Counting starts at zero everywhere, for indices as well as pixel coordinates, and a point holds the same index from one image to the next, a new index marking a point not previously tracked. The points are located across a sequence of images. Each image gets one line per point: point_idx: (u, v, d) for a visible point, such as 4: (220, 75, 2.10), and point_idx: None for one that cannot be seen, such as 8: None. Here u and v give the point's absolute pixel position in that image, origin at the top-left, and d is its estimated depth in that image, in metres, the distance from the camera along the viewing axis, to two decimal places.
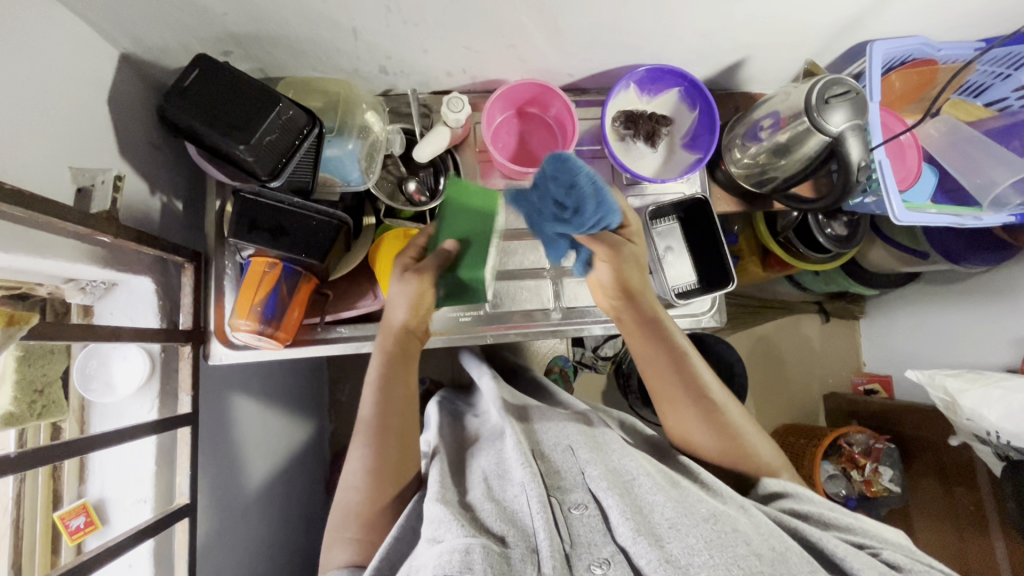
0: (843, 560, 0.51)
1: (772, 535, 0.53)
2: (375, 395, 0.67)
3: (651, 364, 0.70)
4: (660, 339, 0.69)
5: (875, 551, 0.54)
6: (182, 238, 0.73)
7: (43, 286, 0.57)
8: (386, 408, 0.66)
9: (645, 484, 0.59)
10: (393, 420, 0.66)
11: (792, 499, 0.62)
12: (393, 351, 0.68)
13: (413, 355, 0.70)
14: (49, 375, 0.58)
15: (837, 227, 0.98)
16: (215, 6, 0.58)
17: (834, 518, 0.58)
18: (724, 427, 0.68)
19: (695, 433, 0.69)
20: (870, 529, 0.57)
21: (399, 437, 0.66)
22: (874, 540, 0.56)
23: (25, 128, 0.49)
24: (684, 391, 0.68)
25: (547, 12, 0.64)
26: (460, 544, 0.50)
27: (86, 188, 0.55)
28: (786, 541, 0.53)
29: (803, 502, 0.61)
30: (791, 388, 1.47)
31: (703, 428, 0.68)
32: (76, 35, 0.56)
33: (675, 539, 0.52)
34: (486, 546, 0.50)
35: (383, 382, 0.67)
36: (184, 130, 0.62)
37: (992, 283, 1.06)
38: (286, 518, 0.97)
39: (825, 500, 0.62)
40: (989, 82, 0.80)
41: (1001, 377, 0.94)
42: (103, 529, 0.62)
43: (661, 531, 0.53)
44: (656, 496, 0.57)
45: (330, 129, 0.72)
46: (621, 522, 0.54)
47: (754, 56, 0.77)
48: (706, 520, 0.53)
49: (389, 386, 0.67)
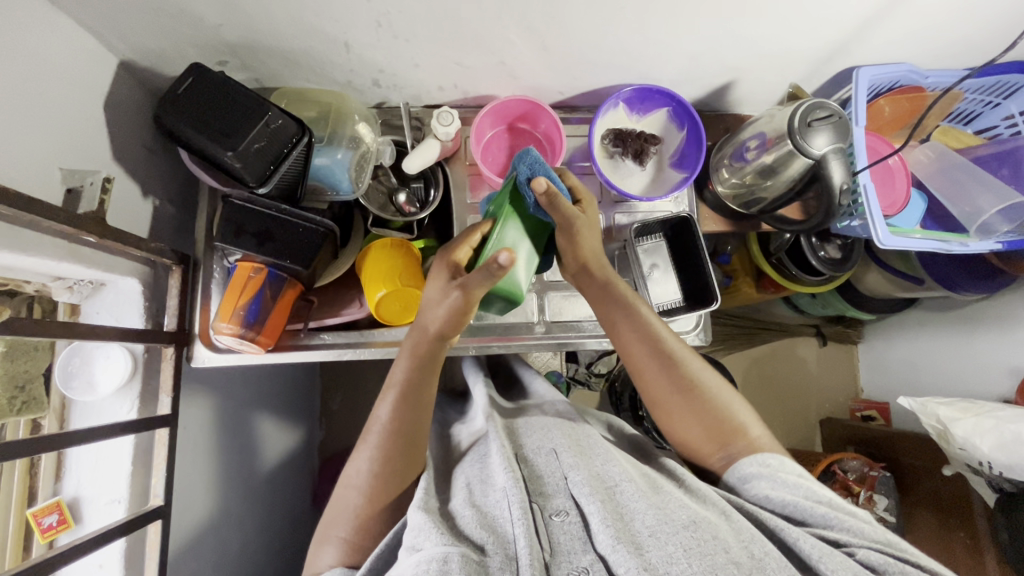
0: (818, 561, 0.51)
1: (752, 541, 0.53)
2: (393, 399, 0.66)
3: (630, 341, 0.70)
4: (641, 320, 0.69)
5: (850, 550, 0.53)
6: (171, 240, 0.74)
7: (30, 283, 0.57)
8: (402, 411, 0.65)
9: (627, 491, 0.57)
10: (404, 423, 0.65)
11: (768, 482, 0.61)
12: (423, 356, 0.65)
13: (440, 361, 0.67)
14: (31, 372, 0.60)
15: (830, 249, 0.97)
16: (211, 16, 0.60)
17: (810, 511, 0.57)
18: (700, 397, 0.68)
19: (669, 406, 0.69)
20: (847, 522, 0.56)
21: (410, 439, 0.65)
22: (850, 534, 0.55)
23: (20, 129, 0.51)
24: (660, 367, 0.69)
25: (534, 31, 0.65)
26: (437, 553, 0.49)
27: (76, 189, 0.57)
28: (766, 546, 0.52)
29: (780, 489, 0.60)
30: (788, 411, 1.45)
31: (681, 400, 0.68)
32: (76, 41, 0.58)
33: (655, 548, 0.51)
34: (465, 555, 0.50)
35: (403, 384, 0.66)
36: (176, 136, 0.64)
37: (989, 311, 1.04)
38: (269, 526, 0.96)
39: (803, 485, 0.61)
40: (978, 110, 0.82)
41: (993, 407, 0.92)
42: (76, 528, 0.63)
43: (642, 539, 0.52)
44: (638, 503, 0.56)
45: (320, 139, 0.73)
46: (601, 529, 0.53)
47: (742, 79, 0.78)
48: (686, 528, 0.52)
49: (409, 393, 0.66)
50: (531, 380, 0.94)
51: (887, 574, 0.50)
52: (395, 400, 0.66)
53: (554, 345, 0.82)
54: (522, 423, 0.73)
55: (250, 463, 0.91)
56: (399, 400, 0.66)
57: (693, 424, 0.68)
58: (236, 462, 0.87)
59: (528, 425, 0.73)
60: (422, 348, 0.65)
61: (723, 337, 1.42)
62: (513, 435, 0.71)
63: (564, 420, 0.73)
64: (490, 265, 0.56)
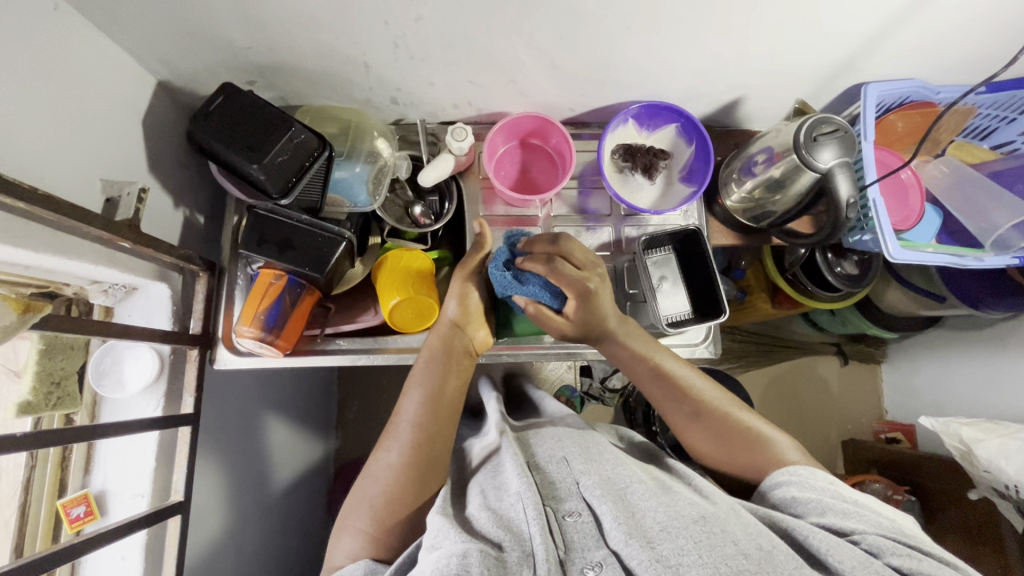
0: (826, 554, 0.50)
1: (761, 535, 0.52)
2: (420, 394, 0.69)
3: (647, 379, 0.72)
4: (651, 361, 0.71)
5: (858, 538, 0.53)
6: (198, 249, 0.79)
7: (70, 286, 0.61)
8: (429, 407, 0.68)
9: (637, 492, 0.58)
10: (431, 419, 0.67)
11: (796, 486, 0.61)
12: (439, 350, 0.71)
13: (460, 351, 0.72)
14: (66, 369, 0.63)
15: (847, 265, 0.96)
16: (240, 39, 0.64)
17: (831, 506, 0.57)
18: (721, 430, 0.69)
19: (694, 438, 0.70)
20: (864, 516, 0.55)
21: (437, 437, 0.67)
22: (866, 525, 0.54)
23: (65, 141, 0.56)
24: (682, 406, 0.70)
25: (543, 49, 0.68)
26: (456, 549, 0.50)
27: (114, 198, 0.61)
28: (774, 540, 0.52)
29: (808, 491, 0.60)
30: (809, 432, 1.41)
31: (704, 434, 0.69)
32: (118, 63, 0.63)
33: (665, 541, 0.51)
34: (484, 550, 0.50)
35: (428, 382, 0.69)
36: (207, 150, 0.68)
37: (1017, 331, 1.01)
38: (284, 531, 0.98)
39: (831, 487, 0.60)
40: (994, 125, 0.81)
41: (1019, 428, 0.89)
42: (101, 519, 0.66)
43: (652, 534, 0.52)
44: (648, 502, 0.56)
45: (340, 153, 0.77)
46: (613, 526, 0.53)
47: (750, 95, 0.79)
48: (696, 522, 0.52)
49: (434, 388, 0.69)
50: (543, 400, 0.93)
51: (895, 558, 0.50)
52: (423, 396, 0.68)
53: (563, 354, 0.83)
54: (534, 433, 0.74)
55: (268, 467, 0.93)
56: (427, 398, 0.68)
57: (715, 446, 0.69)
58: (256, 464, 0.90)
59: (538, 435, 0.73)
60: (441, 340, 0.72)
61: (739, 353, 1.41)
62: (524, 446, 0.71)
63: (576, 429, 0.73)
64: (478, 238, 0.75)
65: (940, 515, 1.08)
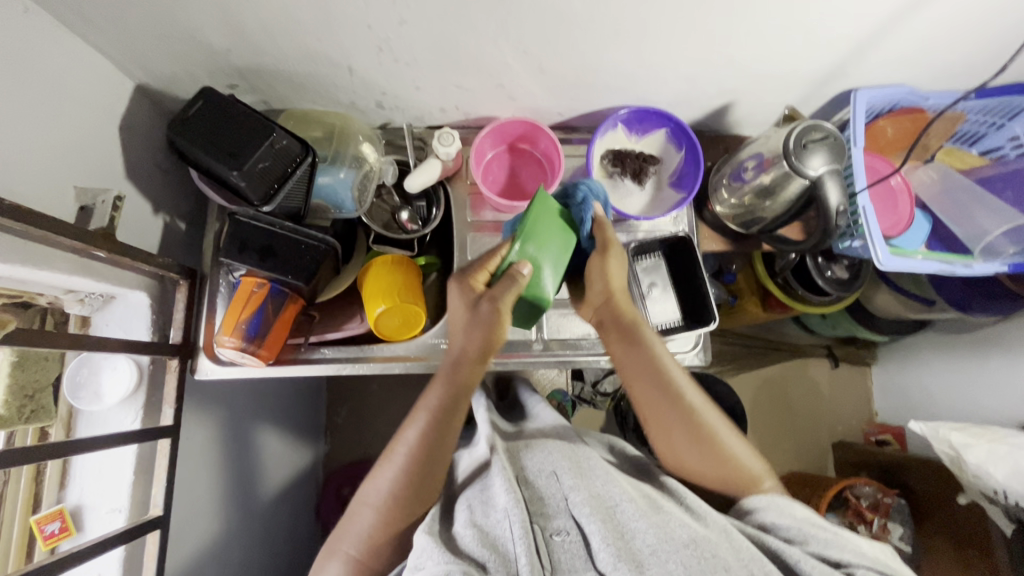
0: None
1: (752, 560, 0.51)
2: (422, 425, 0.65)
3: (642, 391, 0.69)
4: (652, 364, 0.69)
5: (851, 570, 0.52)
6: (179, 256, 0.77)
7: (44, 295, 0.60)
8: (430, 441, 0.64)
9: (627, 511, 0.56)
10: (431, 451, 0.64)
11: (774, 512, 0.60)
12: (454, 383, 0.66)
13: (473, 385, 0.67)
14: (40, 381, 0.62)
15: (836, 269, 0.96)
16: (220, 42, 0.62)
17: (813, 535, 0.56)
18: (714, 451, 0.66)
19: (680, 451, 0.68)
20: (846, 546, 0.55)
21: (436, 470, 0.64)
22: (851, 556, 0.54)
23: (36, 148, 0.54)
24: (672, 415, 0.68)
25: (530, 53, 0.67)
26: (439, 573, 0.49)
27: (88, 206, 0.60)
28: (766, 566, 0.50)
29: (786, 518, 0.59)
30: (800, 435, 1.41)
31: (694, 452, 0.67)
32: (93, 67, 0.61)
33: (655, 565, 0.51)
34: (468, 573, 0.49)
35: (435, 416, 0.65)
36: (186, 155, 0.67)
37: (1005, 334, 1.01)
38: (271, 540, 0.96)
39: (808, 516, 0.60)
40: (983, 131, 0.80)
41: (1008, 433, 0.88)
42: (76, 535, 0.64)
43: (643, 557, 0.51)
44: (639, 522, 0.55)
45: (324, 158, 0.76)
46: (602, 547, 0.52)
47: (740, 100, 0.78)
48: (686, 546, 0.52)
49: (441, 423, 0.65)
50: (532, 405, 0.92)
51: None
52: (425, 429, 0.65)
53: (552, 362, 0.82)
54: (524, 445, 0.72)
55: (252, 476, 0.91)
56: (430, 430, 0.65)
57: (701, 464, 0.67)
58: (240, 474, 0.88)
59: (528, 447, 0.71)
60: (454, 374, 0.66)
61: (731, 356, 1.41)
62: (514, 458, 0.69)
63: (566, 442, 0.70)
64: (514, 274, 0.65)
65: (930, 518, 1.09)
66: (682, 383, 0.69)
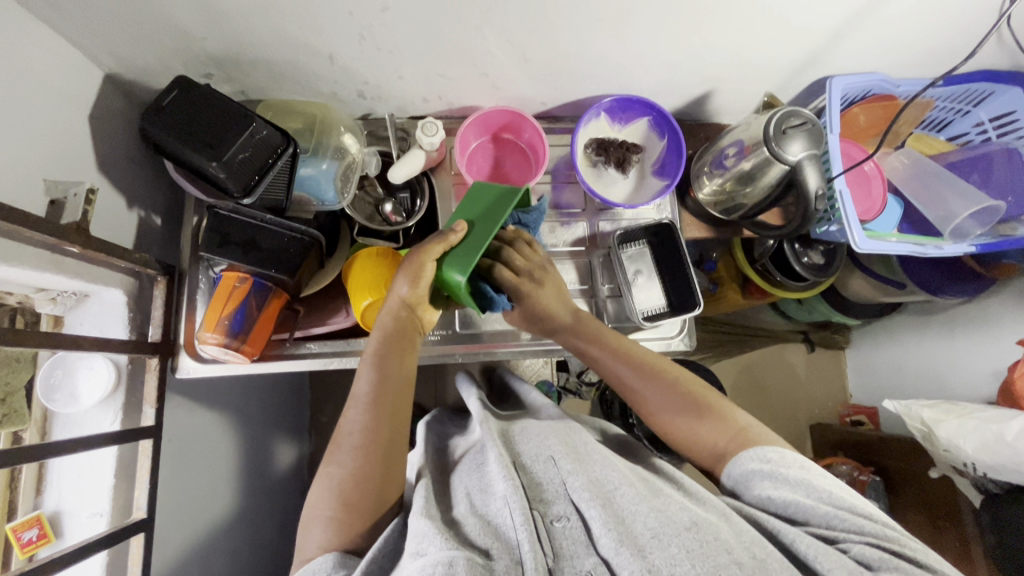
0: (815, 561, 0.50)
1: (754, 544, 0.51)
2: (372, 370, 0.65)
3: (633, 393, 0.71)
4: (625, 356, 0.72)
5: (845, 546, 0.51)
6: (157, 252, 0.75)
7: (14, 294, 0.58)
8: (382, 384, 0.64)
9: (627, 494, 0.56)
10: (387, 394, 0.64)
11: (770, 481, 0.59)
12: (393, 329, 0.67)
13: (413, 333, 0.68)
14: (11, 384, 0.59)
15: (813, 255, 0.98)
16: (196, 30, 0.61)
17: (809, 509, 0.55)
18: (718, 418, 0.66)
19: (684, 428, 0.67)
20: (845, 518, 0.54)
21: (394, 410, 0.64)
22: (843, 528, 0.53)
23: (5, 142, 0.52)
24: (659, 394, 0.69)
25: (513, 41, 0.66)
26: (443, 558, 0.49)
27: (59, 200, 0.58)
28: (766, 548, 0.51)
29: (781, 487, 0.58)
30: (778, 417, 1.45)
31: (700, 426, 0.66)
32: (64, 56, 0.59)
33: (658, 550, 0.50)
34: (471, 558, 0.49)
35: (382, 363, 0.65)
36: (161, 146, 0.65)
37: (973, 314, 1.05)
38: (257, 540, 0.94)
39: (805, 480, 0.58)
40: (950, 118, 0.86)
41: (976, 408, 0.92)
42: (56, 542, 0.61)
43: (644, 542, 0.51)
44: (639, 507, 0.55)
45: (305, 149, 0.74)
46: (603, 532, 0.52)
47: (720, 88, 0.80)
48: (688, 530, 0.52)
49: (385, 366, 0.65)
50: (526, 392, 0.90)
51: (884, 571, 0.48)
52: (375, 373, 0.65)
53: (541, 350, 0.82)
54: (518, 428, 0.72)
55: (236, 477, 0.89)
56: (378, 376, 0.65)
57: (712, 437, 0.66)
58: (223, 474, 0.86)
59: (523, 432, 0.70)
60: (391, 322, 0.67)
61: (711, 342, 1.43)
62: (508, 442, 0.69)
63: (554, 424, 0.72)
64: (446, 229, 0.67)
65: (903, 494, 1.13)
66: (657, 363, 0.71)
